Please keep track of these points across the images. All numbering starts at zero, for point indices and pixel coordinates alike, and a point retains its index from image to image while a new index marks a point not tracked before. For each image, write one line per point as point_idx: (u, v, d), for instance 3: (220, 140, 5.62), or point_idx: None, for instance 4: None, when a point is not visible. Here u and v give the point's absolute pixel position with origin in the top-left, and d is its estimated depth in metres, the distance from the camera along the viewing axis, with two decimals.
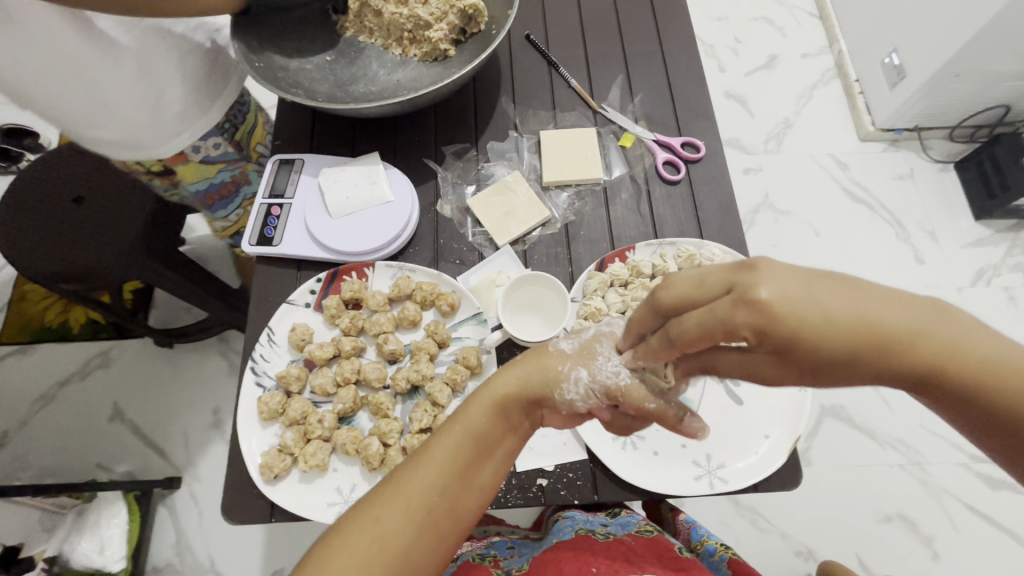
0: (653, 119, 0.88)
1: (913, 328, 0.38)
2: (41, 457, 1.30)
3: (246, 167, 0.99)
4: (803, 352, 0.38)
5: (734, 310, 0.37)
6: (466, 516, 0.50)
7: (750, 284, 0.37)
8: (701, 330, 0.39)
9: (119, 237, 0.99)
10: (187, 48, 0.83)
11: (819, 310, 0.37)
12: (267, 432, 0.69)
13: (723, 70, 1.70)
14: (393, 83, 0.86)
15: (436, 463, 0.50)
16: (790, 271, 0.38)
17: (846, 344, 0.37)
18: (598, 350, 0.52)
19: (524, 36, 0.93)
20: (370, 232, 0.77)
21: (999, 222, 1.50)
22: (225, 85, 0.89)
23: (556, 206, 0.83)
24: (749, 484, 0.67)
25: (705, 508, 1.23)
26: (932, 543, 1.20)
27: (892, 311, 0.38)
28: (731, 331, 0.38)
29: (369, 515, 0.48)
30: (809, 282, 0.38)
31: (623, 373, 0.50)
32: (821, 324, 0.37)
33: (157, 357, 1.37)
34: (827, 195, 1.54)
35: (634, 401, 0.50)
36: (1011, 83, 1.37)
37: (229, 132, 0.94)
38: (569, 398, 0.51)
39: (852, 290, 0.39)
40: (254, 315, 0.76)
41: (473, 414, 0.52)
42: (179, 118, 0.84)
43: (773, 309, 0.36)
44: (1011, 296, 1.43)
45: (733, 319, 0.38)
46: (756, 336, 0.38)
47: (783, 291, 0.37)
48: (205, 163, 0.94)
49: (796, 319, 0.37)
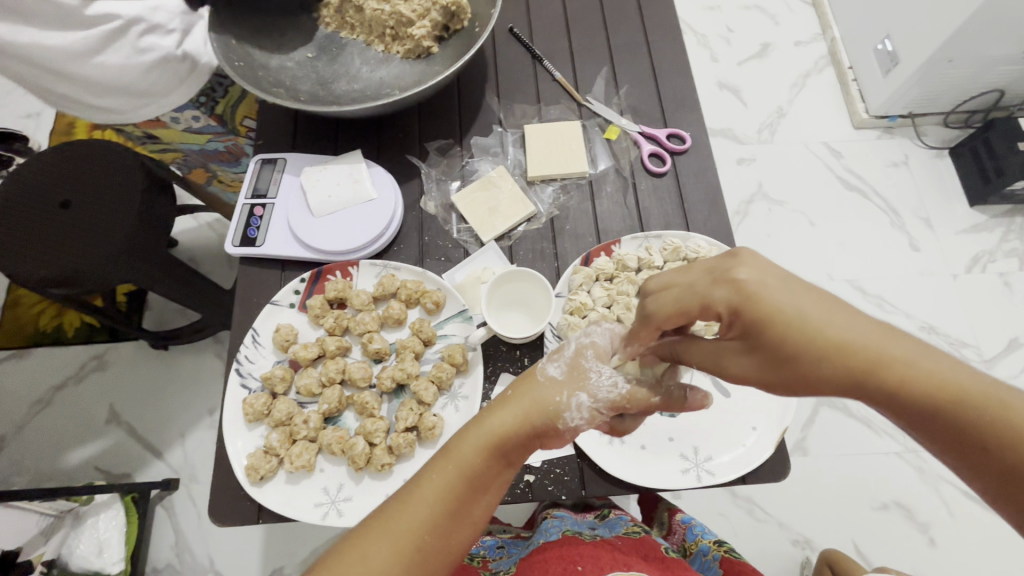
0: (638, 111, 0.87)
1: (873, 340, 0.43)
2: (39, 461, 1.30)
3: (235, 139, 1.07)
4: (768, 336, 0.44)
5: (712, 288, 0.46)
6: (457, 552, 0.50)
7: (730, 267, 0.45)
8: (678, 305, 0.47)
9: (107, 240, 0.98)
10: (147, 24, 0.80)
11: (787, 302, 0.44)
12: (253, 434, 0.69)
13: (716, 60, 1.68)
14: (376, 80, 0.85)
15: (427, 502, 0.49)
16: (767, 267, 0.45)
17: (806, 337, 0.43)
18: (588, 369, 0.55)
19: (508, 29, 0.92)
20: (354, 231, 0.77)
21: (995, 208, 1.49)
22: (191, 62, 0.86)
23: (541, 200, 0.82)
24: (736, 476, 0.67)
25: (701, 499, 1.24)
26: (928, 530, 1.20)
27: (852, 322, 0.43)
28: (707, 307, 0.46)
29: (360, 549, 0.48)
30: (781, 280, 0.45)
31: (619, 384, 0.54)
32: (788, 313, 0.44)
33: (151, 358, 1.37)
34: (821, 185, 1.53)
35: (642, 401, 0.55)
36: (1006, 67, 1.36)
37: (206, 107, 0.97)
38: (574, 421, 0.52)
39: (822, 298, 0.44)
40: (239, 316, 0.76)
41: (467, 450, 0.51)
42: (140, 96, 0.86)
43: (746, 288, 0.44)
44: (1007, 281, 1.42)
45: (711, 294, 0.46)
46: (727, 312, 0.45)
47: (757, 277, 0.45)
48: (189, 131, 1.03)
49: (765, 303, 0.44)
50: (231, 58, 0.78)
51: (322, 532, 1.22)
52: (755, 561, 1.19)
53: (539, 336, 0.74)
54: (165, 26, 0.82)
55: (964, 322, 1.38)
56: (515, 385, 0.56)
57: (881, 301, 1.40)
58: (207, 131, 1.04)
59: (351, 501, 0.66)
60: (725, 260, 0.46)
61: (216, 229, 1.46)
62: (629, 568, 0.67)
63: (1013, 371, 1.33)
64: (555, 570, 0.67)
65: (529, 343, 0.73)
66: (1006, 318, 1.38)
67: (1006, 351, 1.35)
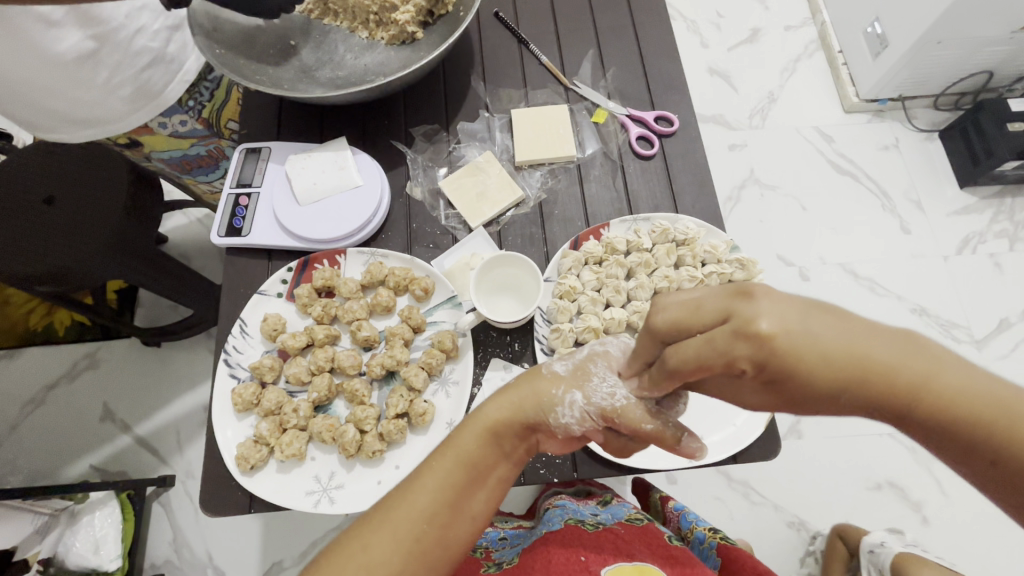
0: (626, 94, 0.87)
1: (898, 359, 0.38)
2: (33, 461, 1.29)
3: (219, 142, 1.04)
4: (798, 385, 0.38)
5: (733, 342, 0.37)
6: (457, 546, 0.49)
7: (749, 316, 0.37)
8: (699, 360, 0.38)
9: (98, 233, 0.97)
10: (134, 27, 0.79)
11: (807, 339, 0.37)
12: (243, 424, 0.69)
13: (706, 45, 1.67)
14: (360, 67, 0.84)
15: (427, 492, 0.49)
16: (786, 302, 0.38)
17: (837, 382, 0.38)
18: (592, 371, 0.52)
19: (493, 13, 0.91)
20: (341, 219, 0.76)
21: (985, 189, 1.49)
22: (179, 63, 0.87)
23: (529, 185, 0.82)
24: (726, 455, 0.67)
25: (696, 484, 1.24)
26: (921, 509, 1.21)
27: (882, 345, 0.38)
28: (731, 361, 0.38)
29: (360, 539, 0.48)
30: (803, 315, 0.38)
31: (618, 396, 0.49)
32: (818, 359, 0.37)
33: (143, 356, 1.36)
34: (813, 169, 1.53)
35: (631, 423, 0.48)
36: (994, 48, 1.35)
37: (194, 110, 0.94)
38: (564, 421, 0.51)
39: (842, 326, 0.39)
40: (227, 307, 0.75)
41: (467, 440, 0.51)
42: (132, 99, 0.83)
43: (769, 339, 0.37)
44: (997, 262, 1.43)
45: (733, 349, 0.38)
46: (753, 368, 0.38)
47: (779, 323, 0.37)
48: (173, 137, 0.98)
49: (789, 349, 0.37)
50: (212, 44, 0.78)
51: (320, 524, 1.22)
52: (750, 544, 1.20)
53: (529, 321, 0.73)
54: (151, 27, 0.81)
55: (955, 303, 1.39)
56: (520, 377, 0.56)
57: (873, 284, 1.41)
58: (194, 135, 0.99)
59: (343, 488, 0.66)
60: (740, 301, 0.38)
61: (205, 223, 1.45)
62: (633, 558, 0.67)
63: (1002, 351, 1.34)
64: (557, 561, 0.66)
65: (519, 328, 0.73)
66: (996, 298, 1.39)
67: (996, 332, 1.36)
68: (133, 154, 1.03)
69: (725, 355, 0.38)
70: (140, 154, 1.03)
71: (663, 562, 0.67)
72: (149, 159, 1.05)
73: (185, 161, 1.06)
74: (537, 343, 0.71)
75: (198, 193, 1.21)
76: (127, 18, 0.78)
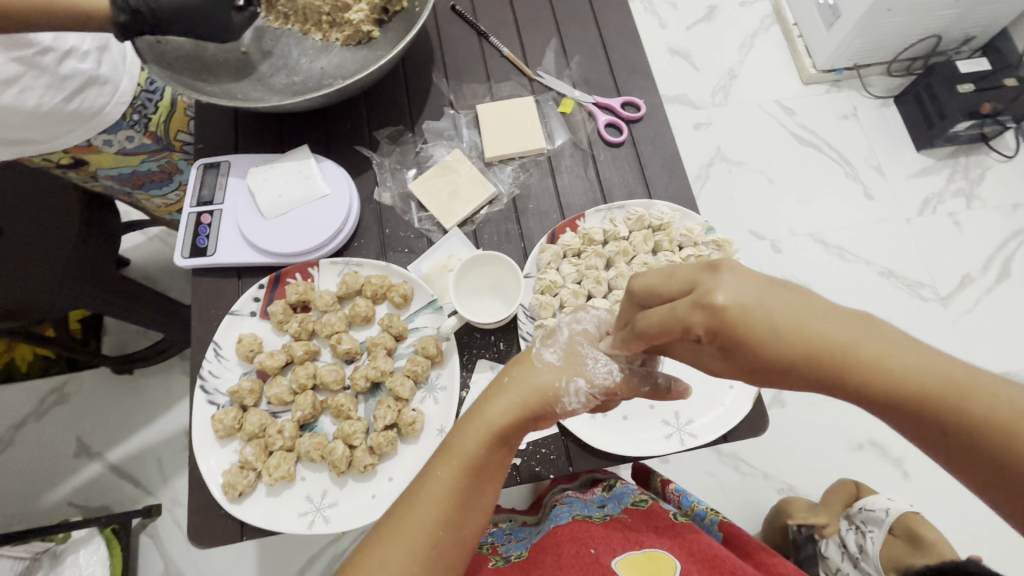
0: (590, 81, 0.86)
1: (855, 342, 0.38)
2: (5, 505, 1.23)
3: (171, 156, 0.98)
4: (745, 349, 0.39)
5: (692, 311, 0.40)
6: (471, 540, 0.50)
7: (709, 288, 0.40)
8: (662, 324, 0.42)
9: (48, 267, 0.90)
10: (63, 48, 0.76)
11: (767, 314, 0.39)
12: (227, 450, 0.67)
13: (665, 26, 1.67)
14: (317, 72, 0.81)
15: (436, 499, 0.49)
16: (748, 275, 0.40)
17: (795, 356, 0.39)
18: (584, 355, 0.54)
19: (450, 6, 0.88)
20: (311, 230, 0.74)
21: (940, 150, 1.54)
22: (114, 84, 0.83)
23: (501, 180, 0.81)
24: (716, 436, 0.68)
25: (688, 461, 1.27)
26: (901, 463, 1.25)
27: (836, 321, 0.39)
28: (687, 331, 0.41)
29: (375, 555, 0.47)
30: (761, 289, 0.40)
31: (614, 371, 0.53)
32: (764, 326, 0.39)
33: (115, 385, 1.31)
34: (776, 141, 1.55)
35: (631, 390, 0.53)
36: (942, 12, 1.39)
37: (140, 124, 0.90)
38: (546, 350, 0.55)
39: (807, 299, 0.40)
40: (198, 331, 0.73)
41: (468, 443, 0.50)
42: (63, 122, 0.80)
43: (726, 314, 0.39)
44: (956, 221, 1.48)
45: (689, 318, 0.40)
46: (708, 337, 0.40)
47: (737, 295, 0.39)
48: (121, 154, 0.94)
49: (749, 320, 0.39)
50: (164, 51, 0.75)
51: (317, 539, 1.20)
52: (745, 515, 1.22)
53: (512, 319, 0.72)
54: (80, 48, 0.78)
55: (919, 263, 1.44)
56: (508, 371, 0.55)
57: (842, 252, 1.45)
58: (144, 151, 0.95)
59: (337, 506, 0.65)
60: (705, 274, 0.41)
61: (167, 242, 1.40)
62: (641, 544, 0.67)
63: (966, 305, 1.40)
64: (568, 553, 0.66)
65: (502, 328, 0.72)
66: (958, 255, 1.44)
67: (959, 287, 1.41)
68: (75, 174, 1.00)
69: (687, 314, 0.40)
70: (85, 172, 0.98)
71: (669, 542, 0.67)
72: (94, 176, 1.00)
73: (135, 177, 1.00)
74: (522, 340, 0.70)
75: (151, 209, 1.14)
76: (55, 40, 0.75)
